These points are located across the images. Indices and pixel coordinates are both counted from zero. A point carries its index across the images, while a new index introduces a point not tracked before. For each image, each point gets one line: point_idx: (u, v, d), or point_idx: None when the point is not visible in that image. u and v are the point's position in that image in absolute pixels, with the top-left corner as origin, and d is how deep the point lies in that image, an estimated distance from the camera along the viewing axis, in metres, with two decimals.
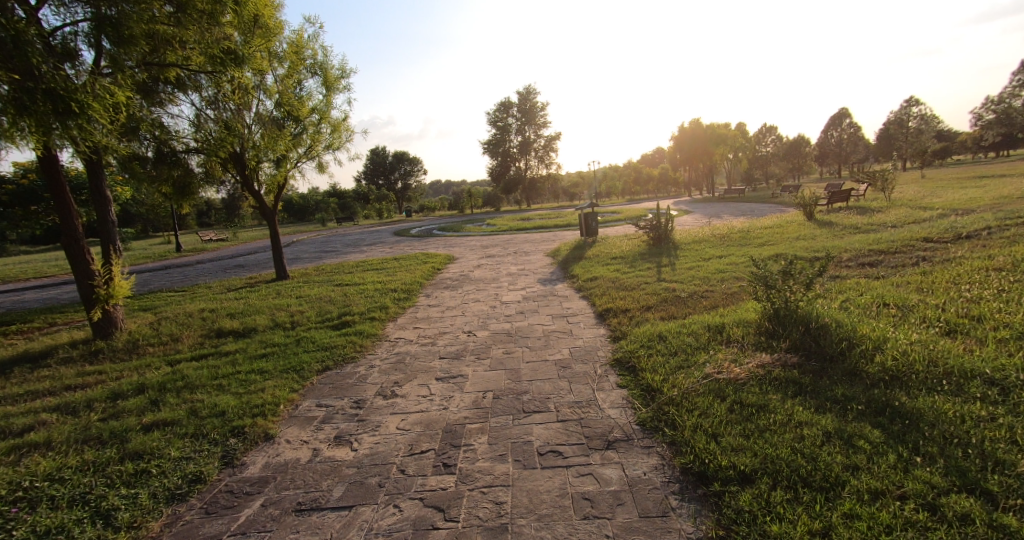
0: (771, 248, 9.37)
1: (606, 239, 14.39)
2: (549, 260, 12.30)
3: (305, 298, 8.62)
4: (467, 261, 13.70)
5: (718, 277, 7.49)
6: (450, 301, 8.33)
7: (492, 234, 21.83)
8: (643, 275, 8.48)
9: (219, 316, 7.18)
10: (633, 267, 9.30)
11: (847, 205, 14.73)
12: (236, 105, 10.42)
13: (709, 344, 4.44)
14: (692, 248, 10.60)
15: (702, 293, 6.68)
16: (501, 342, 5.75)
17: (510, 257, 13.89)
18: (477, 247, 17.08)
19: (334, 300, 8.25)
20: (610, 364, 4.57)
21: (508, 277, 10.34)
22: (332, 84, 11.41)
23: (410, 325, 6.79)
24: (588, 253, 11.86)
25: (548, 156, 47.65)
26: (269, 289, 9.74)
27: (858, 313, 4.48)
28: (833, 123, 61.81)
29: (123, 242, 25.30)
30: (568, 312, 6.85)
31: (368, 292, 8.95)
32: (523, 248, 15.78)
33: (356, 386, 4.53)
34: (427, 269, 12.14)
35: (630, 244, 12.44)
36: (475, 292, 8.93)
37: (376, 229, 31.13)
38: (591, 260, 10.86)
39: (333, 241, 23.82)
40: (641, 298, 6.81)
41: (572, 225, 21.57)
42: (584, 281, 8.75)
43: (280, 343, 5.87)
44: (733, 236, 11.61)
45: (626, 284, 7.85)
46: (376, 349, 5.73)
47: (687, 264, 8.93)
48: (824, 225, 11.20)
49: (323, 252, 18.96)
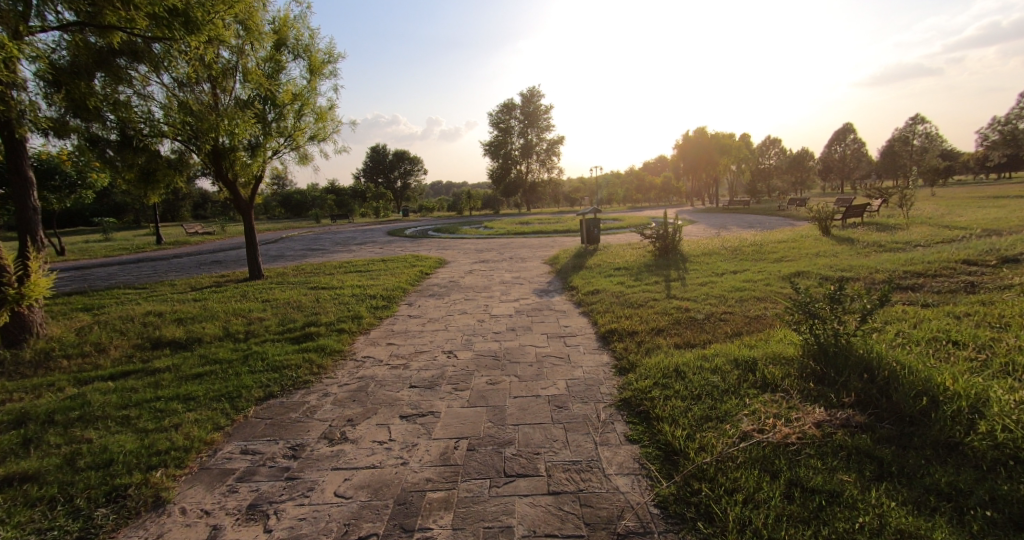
0: (790, 265, 8.52)
1: (607, 247, 13.55)
2: (546, 268, 11.45)
3: (272, 302, 7.72)
4: (459, 266, 12.82)
5: (737, 296, 6.63)
6: (434, 311, 7.44)
7: (488, 238, 20.89)
8: (651, 290, 7.62)
9: (166, 322, 6.29)
10: (639, 281, 8.44)
11: (864, 220, 13.93)
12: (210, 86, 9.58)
13: (740, 384, 3.57)
14: (702, 262, 9.74)
15: (719, 315, 5.81)
16: (486, 368, 4.85)
17: (505, 263, 13.04)
18: (472, 251, 16.19)
19: (302, 307, 7.34)
20: (617, 406, 3.68)
21: (500, 286, 9.46)
22: (318, 68, 10.63)
23: (383, 341, 5.89)
24: (589, 263, 11.02)
25: (549, 160, 46.97)
26: (236, 290, 8.85)
27: (926, 353, 3.61)
28: (838, 138, 61.35)
29: (108, 234, 24.49)
30: (565, 332, 5.96)
31: (343, 297, 8.04)
32: (520, 254, 14.89)
33: (299, 425, 3.64)
34: (415, 273, 11.26)
35: (634, 253, 11.59)
36: (463, 302, 8.03)
37: (371, 228, 30.26)
38: (592, 271, 10.00)
39: (323, 239, 22.92)
40: (650, 319, 5.92)
41: (571, 231, 20.72)
42: (584, 294, 7.88)
43: (223, 359, 4.96)
44: (746, 250, 10.78)
45: (632, 301, 6.98)
46: (337, 371, 4.82)
47: (699, 280, 8.07)
48: (844, 242, 10.38)
49: (310, 250, 18.07)
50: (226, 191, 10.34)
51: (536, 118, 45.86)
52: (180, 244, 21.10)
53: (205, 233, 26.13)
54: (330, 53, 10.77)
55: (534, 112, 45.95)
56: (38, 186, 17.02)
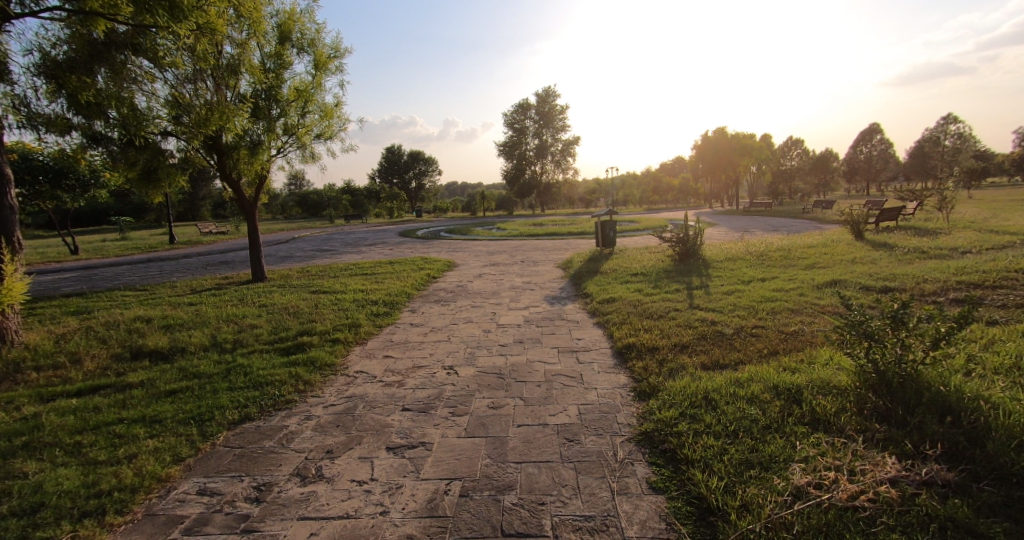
0: (823, 273, 7.88)
1: (624, 250, 12.98)
2: (560, 273, 10.94)
3: (269, 307, 7.32)
4: (470, 269, 12.37)
5: (767, 307, 6.04)
6: (438, 319, 6.96)
7: (501, 239, 20.45)
8: (671, 299, 7.07)
9: (153, 328, 5.93)
10: (658, 288, 7.88)
11: (898, 224, 13.13)
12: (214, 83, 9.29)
13: (784, 419, 3.01)
14: (725, 268, 9.13)
15: (750, 330, 5.25)
16: (489, 388, 4.35)
17: (517, 266, 12.55)
18: (483, 253, 15.73)
19: (300, 314, 6.94)
20: (637, 441, 3.15)
21: (510, 292, 8.97)
22: (324, 64, 10.31)
23: (379, 354, 5.43)
24: (605, 267, 10.48)
25: (565, 161, 46.41)
26: (235, 293, 8.50)
27: (1009, 386, 3.03)
28: (863, 138, 59.65)
29: (125, 233, 24.68)
30: (578, 347, 5.43)
31: (344, 303, 7.62)
32: (532, 257, 14.38)
33: (271, 456, 3.18)
34: (422, 276, 10.83)
35: (652, 258, 11.02)
36: (470, 310, 7.54)
37: (384, 228, 30.02)
38: (607, 277, 9.46)
39: (335, 239, 22.72)
40: (671, 334, 5.37)
41: (587, 233, 20.15)
42: (598, 303, 7.33)
43: (204, 373, 4.55)
44: (772, 256, 10.13)
45: (651, 312, 6.43)
46: (324, 389, 4.37)
47: (723, 288, 7.48)
48: (881, 248, 9.68)
49: (320, 251, 17.79)
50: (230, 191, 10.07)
51: (552, 118, 45.33)
52: (191, 244, 21.01)
53: (219, 233, 26.12)
54: (335, 47, 10.44)
55: (550, 112, 45.44)
56: (53, 187, 16.63)
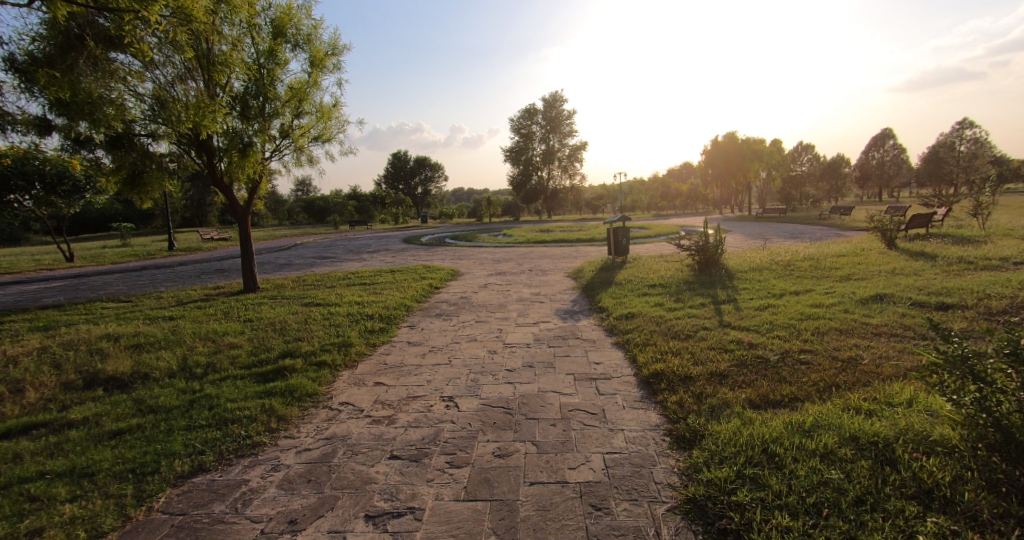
0: (863, 286, 7.17)
1: (638, 259, 12.28)
2: (570, 283, 10.26)
3: (253, 323, 6.66)
4: (474, 278, 11.72)
5: (811, 327, 5.33)
6: (439, 338, 6.28)
7: (507, 246, 19.82)
8: (697, 316, 6.37)
9: (119, 348, 5.28)
10: (681, 302, 7.19)
11: (930, 231, 12.37)
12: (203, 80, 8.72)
13: (882, 489, 2.41)
14: (751, 279, 8.43)
15: (796, 354, 4.55)
16: (495, 428, 3.66)
17: (524, 276, 11.89)
18: (488, 261, 15.07)
19: (287, 330, 6.28)
20: (687, 515, 2.46)
21: (518, 306, 8.29)
22: (321, 61, 9.73)
23: (370, 381, 4.75)
24: (619, 278, 9.80)
25: (572, 166, 45.82)
26: (221, 306, 7.90)
27: None
28: (876, 144, 58.69)
29: (125, 239, 24.23)
30: (597, 374, 4.73)
31: (337, 318, 6.96)
32: (540, 265, 13.71)
33: (217, 530, 2.50)
34: (424, 287, 10.19)
35: (669, 267, 10.33)
36: (474, 326, 6.86)
37: (388, 234, 29.49)
38: (622, 289, 8.77)
39: (337, 246, 22.15)
40: (705, 360, 4.66)
41: (596, 240, 19.48)
42: (616, 319, 6.64)
43: (160, 406, 3.88)
44: (800, 266, 9.41)
45: (676, 332, 5.73)
46: (301, 428, 3.69)
47: (754, 303, 6.76)
48: (920, 258, 8.94)
49: (320, 259, 17.19)
50: (223, 196, 9.55)
51: (558, 123, 44.85)
52: (190, 251, 20.47)
53: (220, 239, 25.63)
54: (334, 45, 9.90)
55: (557, 117, 44.91)
56: (48, 192, 16.21)
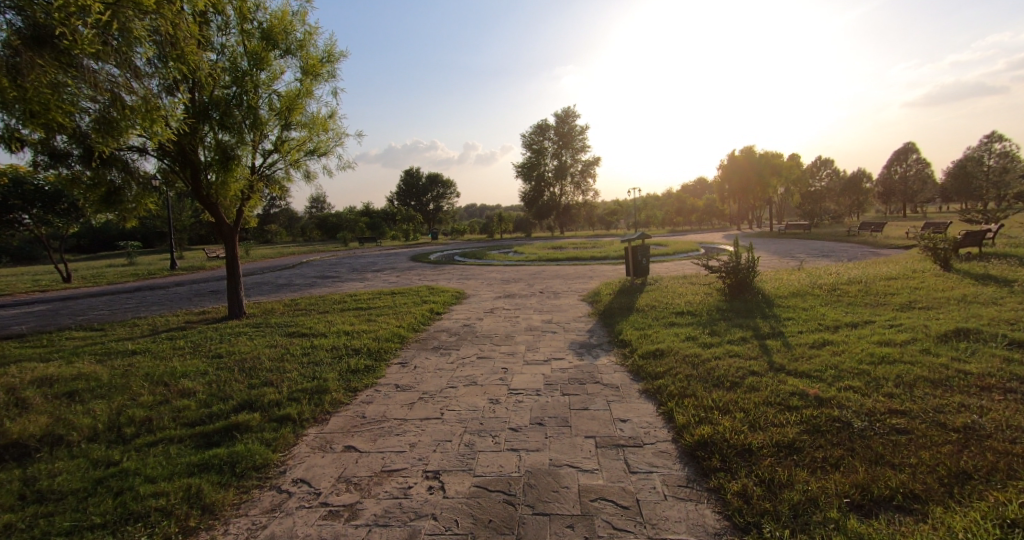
0: (933, 318, 6.12)
1: (660, 281, 11.29)
2: (586, 309, 9.29)
3: (222, 360, 5.76)
4: (481, 302, 10.79)
5: (893, 375, 4.27)
6: (432, 381, 5.32)
7: (518, 265, 18.94)
8: (739, 355, 5.36)
9: (46, 396, 4.38)
10: (717, 336, 6.19)
11: (984, 252, 11.26)
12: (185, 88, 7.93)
13: None
14: (794, 308, 7.39)
15: (886, 417, 3.52)
16: (490, 532, 2.66)
17: (535, 299, 10.95)
18: (497, 282, 14.15)
19: (256, 370, 5.35)
20: None
21: (528, 336, 7.33)
22: (315, 70, 8.97)
23: (338, 444, 3.78)
24: (640, 303, 8.82)
25: (585, 182, 45.05)
26: (195, 337, 7.03)
27: None
28: (898, 158, 57.26)
29: (129, 258, 23.70)
30: (624, 438, 3.73)
31: (318, 355, 6.04)
32: (552, 286, 12.76)
33: None
34: (425, 312, 9.27)
35: (696, 291, 9.33)
36: (475, 365, 5.91)
37: (396, 252, 28.81)
38: (646, 317, 7.78)
39: (342, 265, 21.37)
40: (765, 424, 3.63)
41: (611, 259, 18.52)
42: (642, 357, 5.65)
43: (53, 490, 2.94)
44: (848, 291, 8.35)
45: (719, 377, 4.70)
46: (229, 527, 2.73)
47: (807, 339, 5.72)
48: (987, 283, 7.87)
49: (321, 278, 16.42)
50: (212, 216, 8.61)
51: (570, 138, 44.32)
52: (191, 270, 19.83)
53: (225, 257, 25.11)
54: (329, 51, 9.13)
55: (570, 132, 44.41)
56: (43, 210, 15.63)
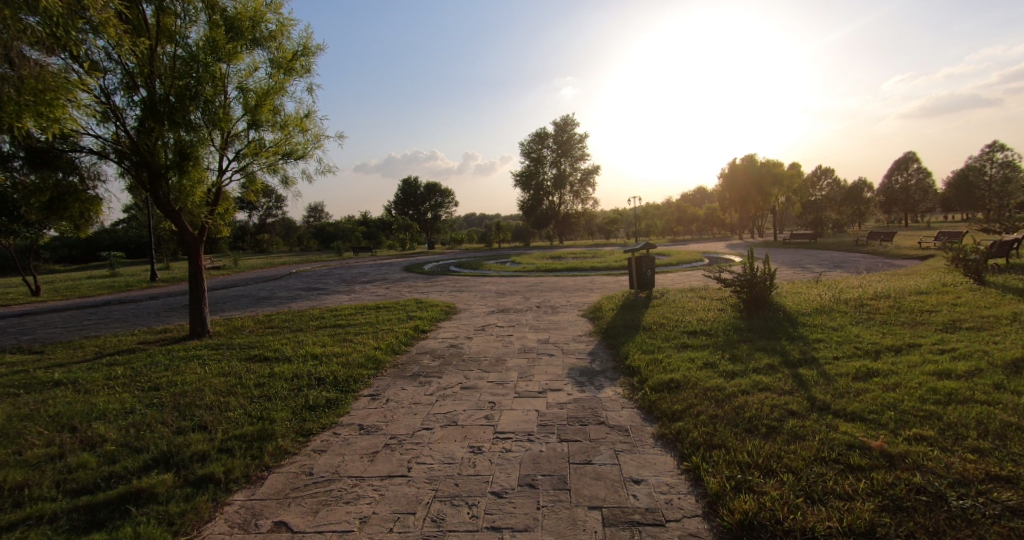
0: (991, 342, 5.26)
1: (666, 294, 10.47)
2: (587, 327, 8.44)
3: (158, 393, 4.89)
4: (472, 318, 9.92)
5: (973, 418, 3.41)
6: (404, 421, 4.46)
7: (515, 276, 18.12)
8: (771, 389, 4.50)
9: None
10: (740, 362, 5.33)
11: (1015, 264, 10.44)
12: (137, 71, 7.22)
13: None
14: (822, 328, 6.54)
15: (989, 489, 2.65)
16: None
17: (531, 314, 10.10)
18: (492, 295, 13.30)
19: (193, 406, 4.49)
20: None
21: (521, 360, 6.48)
22: (290, 65, 8.21)
23: (267, 519, 2.92)
24: (647, 321, 7.97)
25: (584, 191, 44.42)
26: (140, 361, 6.18)
27: None
28: (900, 167, 56.89)
29: (112, 269, 22.88)
30: (637, 511, 2.87)
31: (274, 384, 5.17)
32: (550, 300, 11.91)
33: None
34: (409, 330, 8.41)
35: (707, 307, 8.50)
36: (458, 398, 5.04)
37: (390, 262, 27.90)
38: (655, 337, 6.94)
39: (332, 276, 20.53)
40: (823, 498, 2.76)
41: (613, 270, 17.70)
42: (654, 390, 4.79)
43: None
44: (878, 307, 7.52)
45: (752, 420, 3.84)
46: None
47: (848, 367, 4.87)
48: None
49: (306, 291, 15.58)
50: (175, 227, 7.68)
51: (569, 147, 43.82)
52: (173, 282, 18.99)
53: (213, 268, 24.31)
54: (306, 44, 8.32)
55: (568, 141, 43.93)
56: (13, 220, 14.81)
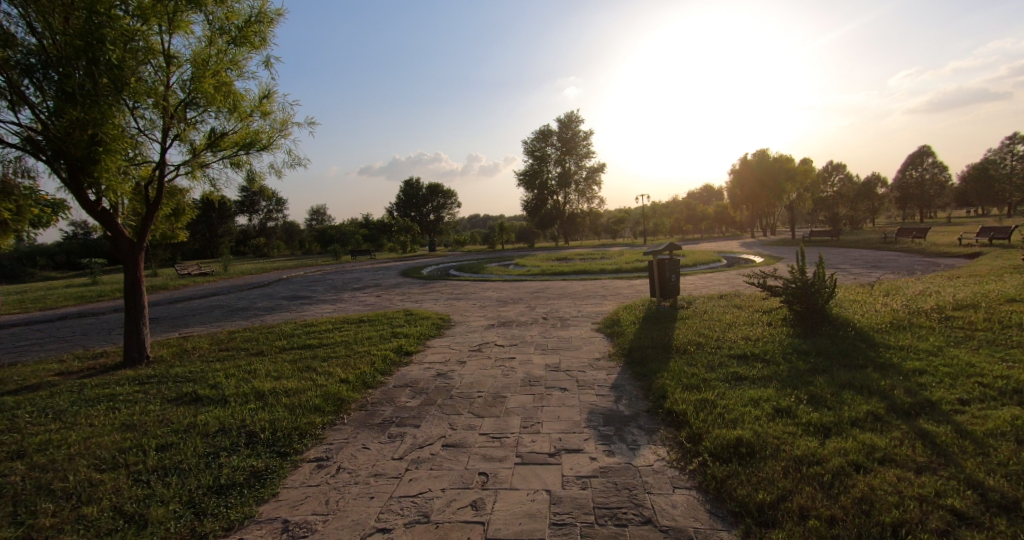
0: None
1: (693, 304, 9.01)
2: (605, 347, 6.99)
3: (13, 465, 3.48)
4: (467, 334, 8.48)
5: None
6: (352, 514, 3.03)
7: (519, 280, 16.68)
8: (900, 459, 3.01)
9: None
10: (826, 408, 3.87)
11: None
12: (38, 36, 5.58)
13: None
14: (914, 352, 5.05)
15: None
16: None
17: (537, 329, 8.66)
18: (492, 303, 11.86)
19: (44, 496, 3.07)
20: None
21: (525, 400, 5.03)
22: (245, 35, 6.81)
23: None
24: (679, 340, 6.51)
25: (590, 190, 42.93)
26: (30, 407, 4.77)
27: None
28: (915, 162, 55.12)
29: (93, 276, 21.66)
30: None
31: (184, 444, 3.75)
32: (558, 309, 10.46)
33: None
34: (391, 353, 6.98)
35: (751, 321, 7.01)
36: (437, 467, 3.60)
37: (387, 266, 26.51)
38: (695, 365, 5.46)
39: (323, 282, 19.19)
40: None
41: (625, 273, 16.21)
42: (716, 457, 3.32)
43: None
44: (972, 320, 6.00)
45: (902, 538, 2.36)
46: None
47: (995, 419, 3.38)
48: None
49: (290, 300, 14.20)
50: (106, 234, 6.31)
51: (574, 145, 42.35)
52: (152, 290, 17.69)
53: (201, 275, 23.05)
54: (263, 10, 6.93)
55: (573, 138, 42.42)
56: None
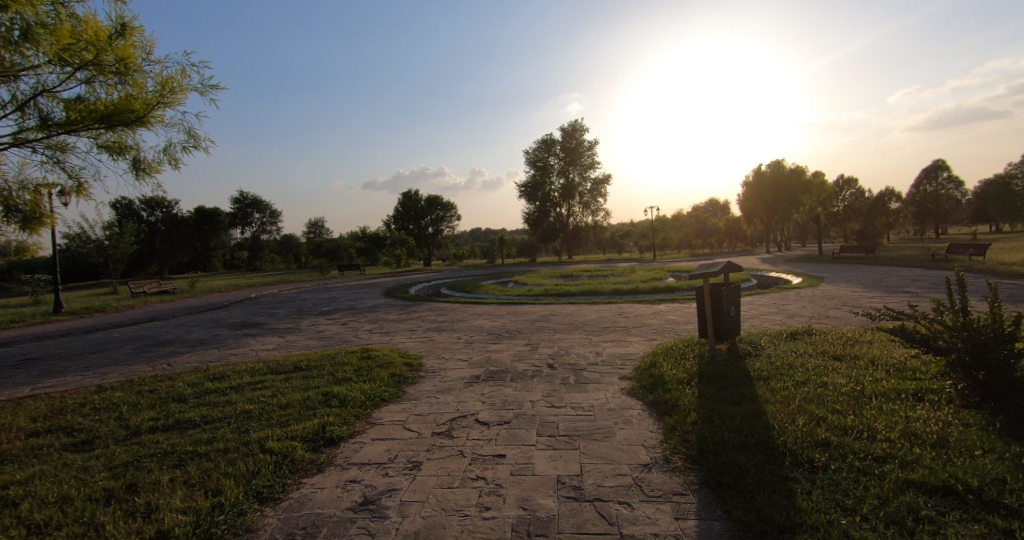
0: None
1: (765, 352, 6.29)
2: (654, 436, 4.25)
3: None
4: (437, 396, 5.74)
5: None
6: None
7: (518, 302, 13.96)
8: None
9: None
10: None
11: None
12: None
13: None
14: None
15: None
16: None
17: (540, 388, 5.91)
18: (482, 338, 9.10)
19: None
20: None
21: None
22: None
23: None
24: (787, 434, 3.77)
25: (595, 203, 40.42)
26: None
27: None
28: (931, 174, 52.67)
29: (35, 296, 18.94)
30: None
31: None
32: (570, 351, 7.68)
33: None
34: (302, 443, 4.24)
35: (892, 399, 4.27)
36: None
37: (374, 283, 23.84)
38: (866, 525, 2.68)
39: (292, 303, 16.48)
40: None
41: (645, 296, 13.50)
42: None
43: None
44: None
45: None
46: None
47: None
48: None
49: (235, 329, 11.47)
50: None
51: (579, 155, 39.79)
52: (85, 312, 14.96)
53: (161, 293, 20.33)
54: None
55: (577, 148, 39.83)
56: None
